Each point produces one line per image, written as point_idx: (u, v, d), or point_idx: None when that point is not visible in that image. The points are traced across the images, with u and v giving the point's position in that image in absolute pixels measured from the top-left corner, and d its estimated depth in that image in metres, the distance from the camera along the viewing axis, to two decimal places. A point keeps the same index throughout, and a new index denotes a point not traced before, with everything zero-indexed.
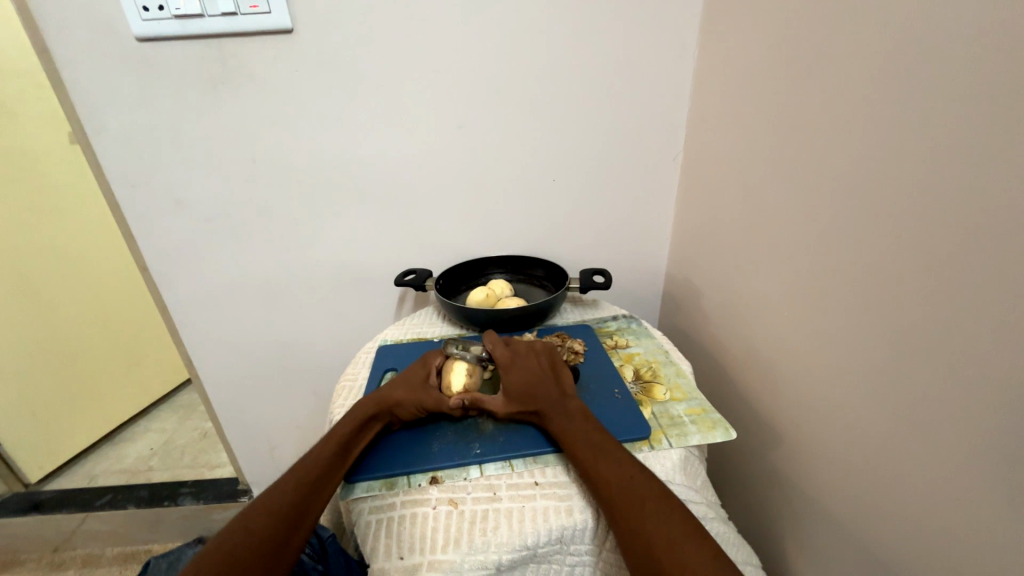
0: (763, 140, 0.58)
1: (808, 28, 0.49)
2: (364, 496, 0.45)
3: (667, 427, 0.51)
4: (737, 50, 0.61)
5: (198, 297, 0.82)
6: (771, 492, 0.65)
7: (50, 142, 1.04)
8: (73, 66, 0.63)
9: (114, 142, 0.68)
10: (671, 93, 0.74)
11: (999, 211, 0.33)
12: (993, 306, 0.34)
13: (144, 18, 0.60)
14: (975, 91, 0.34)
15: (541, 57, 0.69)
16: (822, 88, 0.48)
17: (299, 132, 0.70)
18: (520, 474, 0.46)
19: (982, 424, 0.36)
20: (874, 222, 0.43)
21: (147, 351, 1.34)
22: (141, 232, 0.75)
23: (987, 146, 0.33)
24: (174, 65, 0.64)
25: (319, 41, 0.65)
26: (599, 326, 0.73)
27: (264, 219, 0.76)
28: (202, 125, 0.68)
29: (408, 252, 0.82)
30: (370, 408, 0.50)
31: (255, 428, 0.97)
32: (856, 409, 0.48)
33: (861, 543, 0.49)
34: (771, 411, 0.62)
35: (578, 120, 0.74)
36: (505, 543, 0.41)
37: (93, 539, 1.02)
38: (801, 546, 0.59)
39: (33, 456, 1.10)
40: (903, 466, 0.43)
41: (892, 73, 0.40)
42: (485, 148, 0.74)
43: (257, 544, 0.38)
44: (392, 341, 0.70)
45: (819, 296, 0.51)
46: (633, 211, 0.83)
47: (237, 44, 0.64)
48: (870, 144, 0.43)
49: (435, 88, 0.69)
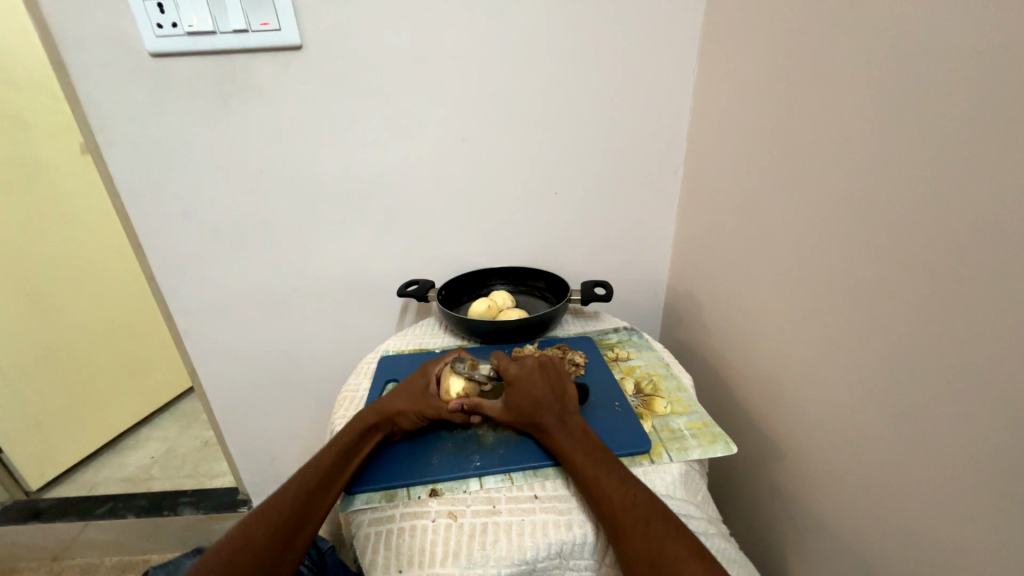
0: (763, 157, 0.59)
1: (809, 46, 0.50)
2: (364, 508, 0.45)
3: (668, 440, 0.51)
4: (737, 67, 0.63)
5: (203, 306, 0.82)
6: (772, 507, 0.64)
7: (63, 152, 1.07)
8: (90, 79, 0.64)
9: (125, 153, 0.69)
10: (673, 109, 0.75)
11: (998, 227, 0.33)
12: (993, 321, 0.34)
13: (158, 35, 0.62)
14: (977, 107, 0.34)
15: (543, 73, 0.70)
16: (821, 106, 0.49)
17: (305, 144, 0.72)
18: (520, 487, 0.46)
19: (984, 441, 0.36)
20: (874, 239, 0.44)
21: (151, 359, 1.34)
22: (148, 242, 0.76)
23: (983, 164, 0.34)
24: (186, 79, 0.66)
25: (328, 58, 0.67)
26: (601, 338, 0.73)
27: (270, 229, 0.77)
28: (212, 138, 0.70)
29: (411, 263, 0.83)
30: (371, 418, 0.50)
31: (256, 438, 0.97)
32: (858, 424, 0.48)
33: (862, 561, 0.49)
34: (772, 424, 0.62)
35: (582, 136, 0.75)
36: (505, 558, 0.40)
37: (93, 548, 1.00)
38: (804, 562, 0.59)
39: (35, 463, 1.10)
40: (907, 483, 0.43)
41: (894, 89, 0.41)
42: (488, 160, 0.75)
43: (257, 554, 0.38)
44: (394, 352, 0.71)
45: (820, 311, 0.51)
46: (635, 223, 0.84)
47: (248, 60, 0.66)
48: (870, 162, 0.43)
49: (438, 102, 0.71)
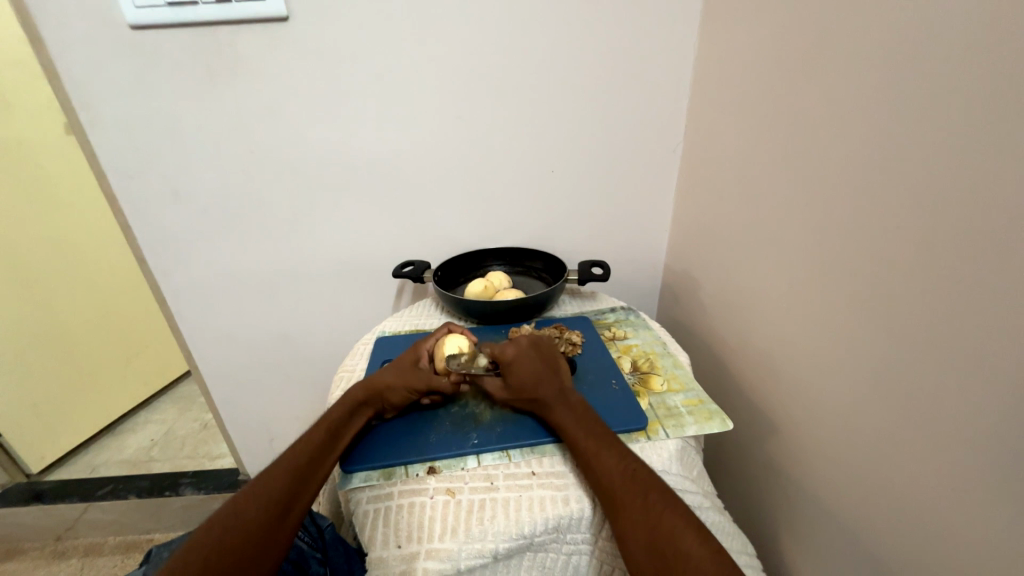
0: (761, 132, 0.58)
1: (808, 16, 0.48)
2: (362, 486, 0.45)
3: (664, 418, 0.52)
4: (736, 38, 0.61)
5: (197, 289, 0.81)
6: (766, 482, 0.65)
7: (45, 132, 1.04)
8: (67, 53, 0.62)
9: (109, 131, 0.67)
10: (671, 83, 0.73)
11: (993, 203, 0.33)
12: (987, 299, 0.34)
13: (137, 5, 0.59)
14: (980, 78, 0.33)
15: (539, 46, 0.68)
16: (819, 78, 0.47)
17: (294, 122, 0.70)
18: (518, 464, 0.47)
19: (976, 417, 0.36)
20: (870, 217, 0.43)
21: (147, 342, 1.34)
22: (138, 223, 0.74)
23: (981, 139, 0.33)
24: (169, 54, 0.63)
25: (314, 30, 0.64)
26: (597, 318, 0.72)
27: (262, 210, 0.76)
28: (199, 116, 0.68)
29: (407, 244, 0.82)
30: (360, 394, 0.50)
31: (255, 420, 0.97)
32: (852, 400, 0.48)
33: (852, 532, 0.50)
34: (767, 401, 0.63)
35: (579, 115, 0.73)
36: (503, 532, 0.41)
37: (96, 529, 1.03)
38: (796, 534, 0.60)
39: (33, 447, 1.11)
40: (898, 458, 0.43)
41: (893, 61, 0.39)
42: (483, 138, 0.74)
43: (248, 532, 0.38)
44: (390, 332, 0.70)
45: (816, 289, 0.51)
46: (632, 202, 0.82)
47: (232, 32, 0.63)
48: (867, 138, 0.43)
49: (431, 76, 0.69)
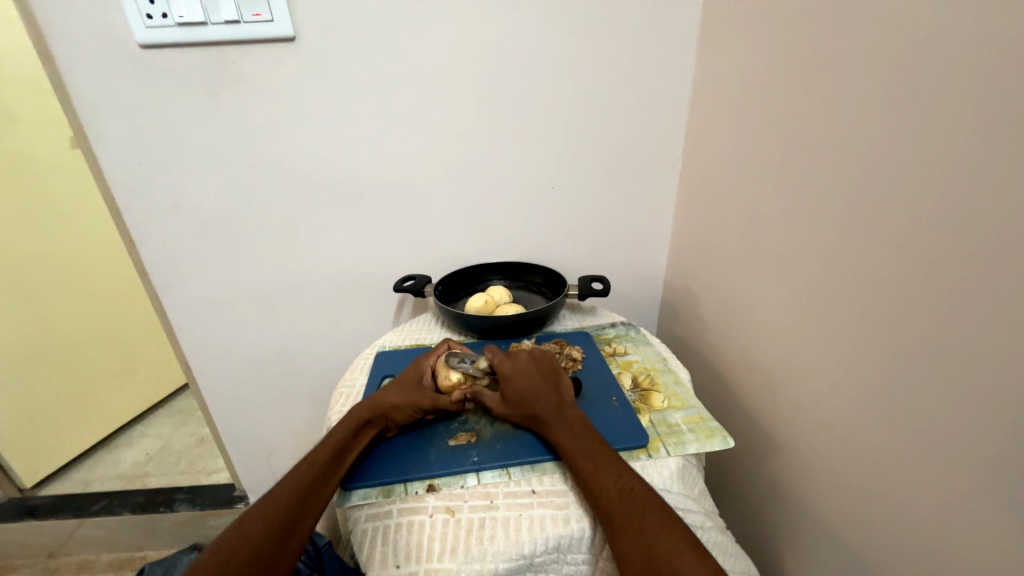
0: (759, 151, 0.59)
1: (806, 39, 0.50)
2: (361, 504, 0.45)
3: (665, 435, 0.51)
4: (735, 60, 0.62)
5: (196, 302, 0.82)
6: (769, 500, 0.65)
7: (51, 146, 1.05)
8: (78, 71, 0.63)
9: (115, 147, 0.68)
10: (670, 103, 0.74)
11: (993, 225, 0.33)
12: (987, 319, 0.34)
13: (148, 25, 0.61)
14: (979, 98, 0.34)
15: (539, 66, 0.69)
16: (818, 100, 0.48)
17: (299, 138, 0.71)
18: (518, 482, 0.46)
19: (981, 437, 0.36)
20: (871, 236, 0.43)
21: (145, 354, 1.33)
22: (140, 237, 0.75)
23: (980, 161, 0.34)
24: (178, 72, 0.65)
25: (320, 50, 0.66)
26: (598, 333, 0.73)
27: (264, 224, 0.76)
28: (204, 131, 0.69)
29: (407, 259, 0.82)
30: (365, 414, 0.50)
31: (252, 435, 0.96)
32: (854, 419, 0.48)
33: (856, 553, 0.49)
34: (769, 419, 0.62)
35: (580, 132, 0.75)
36: (503, 552, 0.40)
37: (88, 546, 1.01)
38: (799, 554, 0.59)
39: (28, 461, 1.09)
40: (901, 478, 0.43)
41: (894, 80, 0.40)
42: (484, 154, 0.75)
43: (251, 555, 0.38)
44: (390, 347, 0.70)
45: (817, 306, 0.51)
46: (632, 218, 0.83)
47: (240, 52, 0.65)
48: (867, 158, 0.43)
49: (433, 96, 0.70)
